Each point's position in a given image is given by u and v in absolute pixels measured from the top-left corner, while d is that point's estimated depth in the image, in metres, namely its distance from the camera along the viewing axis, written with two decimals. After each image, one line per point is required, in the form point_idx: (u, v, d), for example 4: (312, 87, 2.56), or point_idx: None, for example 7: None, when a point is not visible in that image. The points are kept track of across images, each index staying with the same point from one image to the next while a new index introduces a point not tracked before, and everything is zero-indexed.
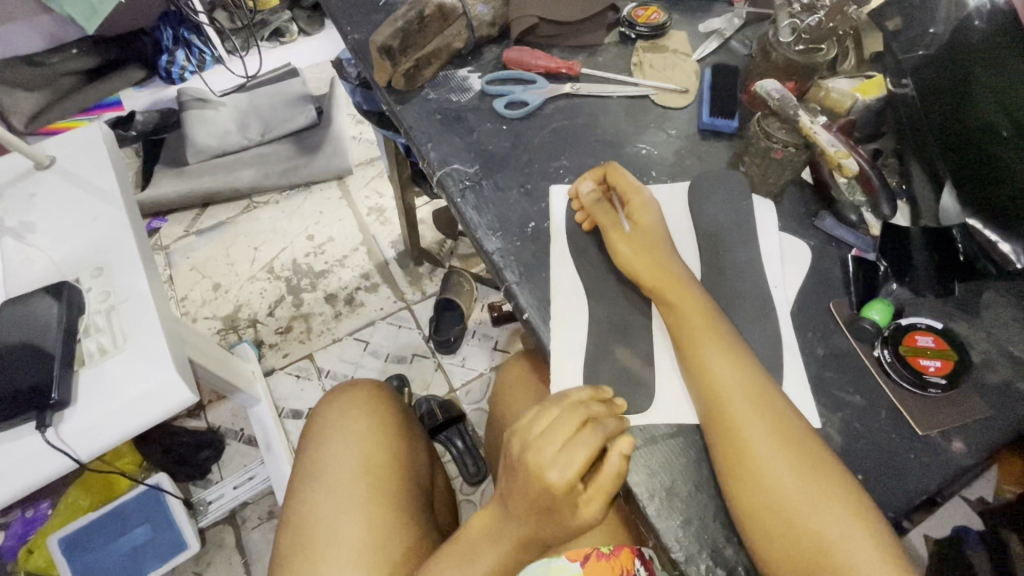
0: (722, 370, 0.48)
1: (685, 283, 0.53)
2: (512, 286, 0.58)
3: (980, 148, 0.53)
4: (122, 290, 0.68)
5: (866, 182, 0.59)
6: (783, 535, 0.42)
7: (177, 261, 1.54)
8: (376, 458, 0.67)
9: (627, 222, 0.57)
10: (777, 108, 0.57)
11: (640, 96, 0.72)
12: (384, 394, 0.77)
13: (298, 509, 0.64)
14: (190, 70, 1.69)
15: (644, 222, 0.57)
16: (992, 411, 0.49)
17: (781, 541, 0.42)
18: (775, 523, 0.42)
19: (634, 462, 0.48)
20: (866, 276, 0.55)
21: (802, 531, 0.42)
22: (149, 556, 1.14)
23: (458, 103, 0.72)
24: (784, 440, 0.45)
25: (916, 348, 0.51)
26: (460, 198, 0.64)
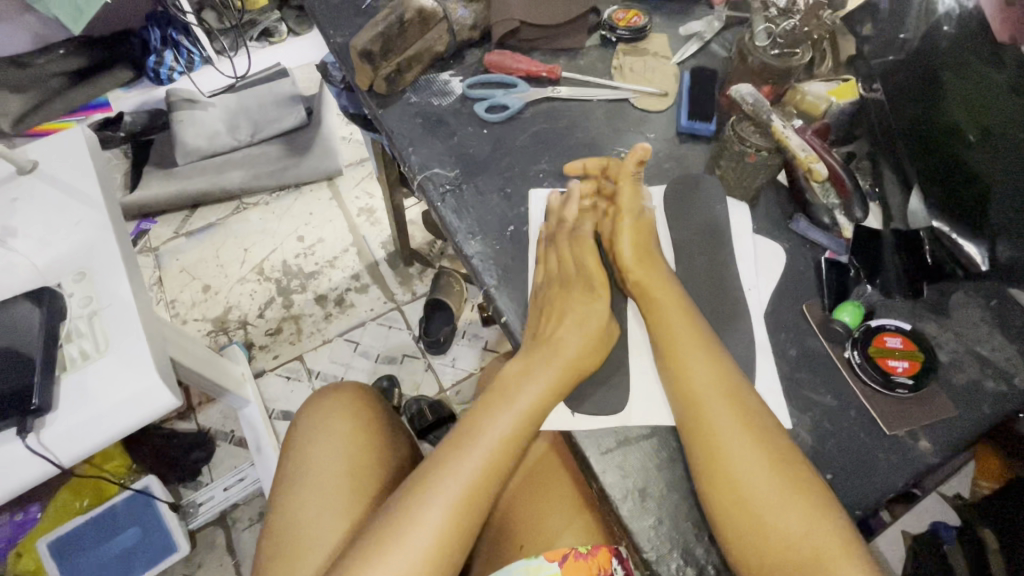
0: (699, 370, 0.49)
1: (669, 285, 0.54)
2: (490, 290, 0.59)
3: (946, 152, 0.54)
4: (104, 296, 0.68)
5: (839, 184, 0.59)
6: (752, 535, 0.43)
7: (167, 263, 1.54)
8: (359, 462, 0.68)
9: (649, 205, 0.60)
10: (751, 112, 0.58)
11: (621, 99, 0.72)
12: (370, 395, 0.77)
13: (281, 509, 0.65)
14: (179, 70, 1.67)
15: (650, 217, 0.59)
16: (959, 411, 0.50)
17: (750, 540, 0.43)
18: (745, 524, 0.43)
19: (608, 463, 0.48)
20: (838, 278, 0.56)
21: (770, 531, 0.42)
22: (139, 559, 1.14)
23: (439, 107, 0.72)
24: (757, 442, 0.46)
25: (884, 350, 0.51)
26: (440, 202, 0.64)
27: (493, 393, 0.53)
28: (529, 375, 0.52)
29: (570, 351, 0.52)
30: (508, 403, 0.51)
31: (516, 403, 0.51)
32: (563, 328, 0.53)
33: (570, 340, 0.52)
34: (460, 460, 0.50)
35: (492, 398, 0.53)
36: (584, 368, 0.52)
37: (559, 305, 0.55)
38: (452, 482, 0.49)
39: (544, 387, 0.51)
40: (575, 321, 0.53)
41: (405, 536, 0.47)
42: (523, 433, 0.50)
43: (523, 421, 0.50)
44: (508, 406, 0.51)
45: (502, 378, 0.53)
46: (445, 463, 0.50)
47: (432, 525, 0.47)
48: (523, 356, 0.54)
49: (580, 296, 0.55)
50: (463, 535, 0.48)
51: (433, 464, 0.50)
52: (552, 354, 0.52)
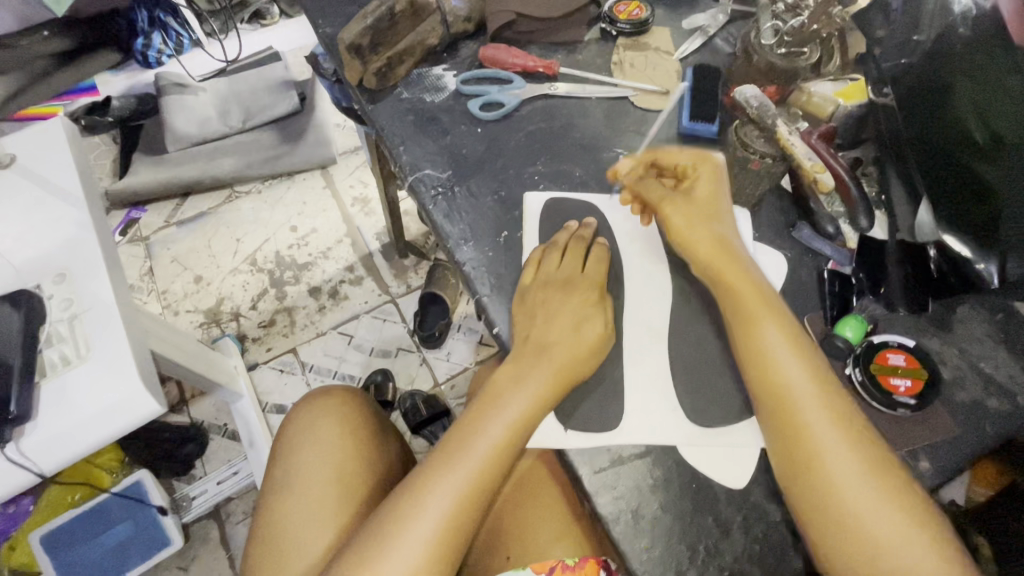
0: (783, 354, 0.47)
1: (754, 281, 0.51)
2: (483, 299, 0.57)
3: (956, 160, 0.52)
4: (85, 298, 0.66)
5: (844, 192, 0.57)
6: (839, 521, 0.43)
7: (158, 252, 1.51)
8: (347, 469, 0.67)
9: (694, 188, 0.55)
10: (755, 116, 0.55)
11: (620, 97, 0.70)
12: (358, 399, 0.76)
13: (278, 511, 0.64)
14: (168, 54, 1.64)
15: (701, 197, 0.55)
16: (960, 430, 0.49)
17: (837, 526, 0.43)
18: (834, 515, 0.43)
19: (601, 483, 0.47)
20: (841, 290, 0.54)
21: (860, 522, 0.42)
22: (131, 553, 1.15)
23: (432, 103, 0.69)
24: (838, 424, 0.45)
25: (886, 367, 0.50)
26: (431, 205, 0.62)
27: (480, 403, 0.52)
28: (517, 385, 0.50)
29: (561, 352, 0.51)
30: (496, 412, 0.50)
31: (503, 414, 0.49)
32: (554, 329, 0.52)
33: (558, 341, 0.51)
34: (447, 472, 0.48)
35: (479, 408, 0.51)
36: (575, 373, 0.50)
37: (552, 306, 0.53)
38: (439, 495, 0.47)
39: (533, 397, 0.49)
40: (567, 322, 0.52)
41: (392, 548, 0.46)
42: (509, 446, 0.49)
43: (511, 433, 0.49)
44: (495, 417, 0.50)
45: (490, 384, 0.52)
46: (432, 475, 0.49)
47: (419, 539, 0.46)
48: (510, 363, 0.52)
49: (575, 297, 0.54)
50: (451, 550, 0.47)
51: (418, 477, 0.49)
52: (541, 359, 0.51)
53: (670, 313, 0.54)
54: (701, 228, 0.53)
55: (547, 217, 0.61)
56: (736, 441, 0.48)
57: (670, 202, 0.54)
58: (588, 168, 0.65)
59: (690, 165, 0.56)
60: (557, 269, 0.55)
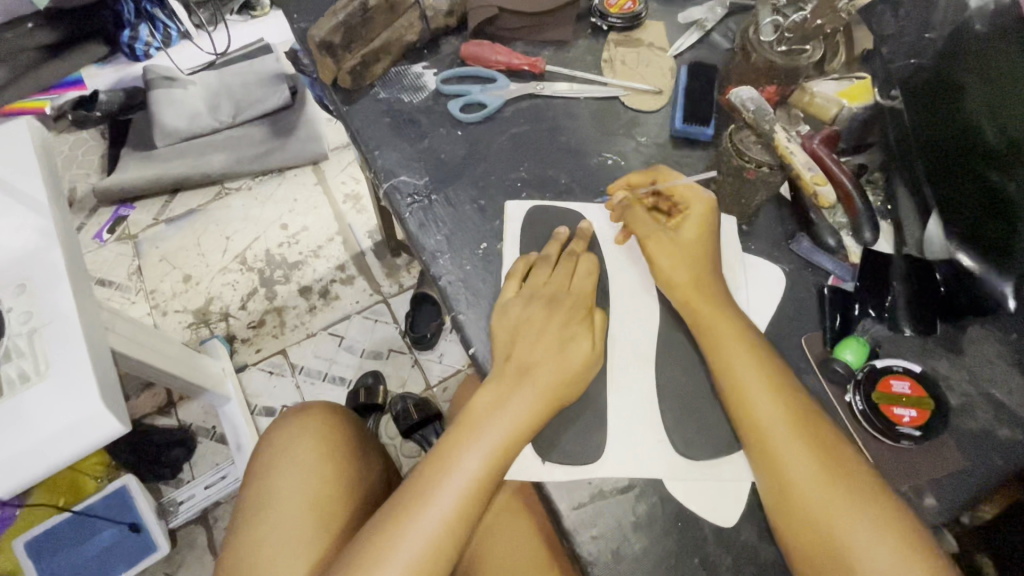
0: (757, 389, 0.44)
1: (725, 312, 0.48)
2: (460, 316, 0.54)
3: (970, 170, 0.46)
4: (46, 312, 0.63)
5: (847, 203, 0.53)
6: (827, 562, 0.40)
7: (147, 251, 1.47)
8: (326, 493, 0.64)
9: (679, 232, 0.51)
10: (751, 121, 0.51)
11: (610, 98, 0.66)
12: (337, 416, 0.72)
13: (244, 543, 0.61)
14: (156, 46, 1.59)
15: (689, 236, 0.51)
16: (969, 462, 0.45)
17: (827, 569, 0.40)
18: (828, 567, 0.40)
19: (581, 521, 0.44)
20: (842, 309, 0.51)
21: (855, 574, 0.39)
22: (118, 559, 1.12)
23: (410, 104, 0.65)
24: (819, 459, 0.42)
25: (889, 396, 0.46)
26: (407, 214, 0.58)
27: (458, 429, 0.47)
28: (495, 412, 0.46)
29: (545, 374, 0.47)
30: (474, 443, 0.45)
31: (483, 443, 0.45)
32: (539, 348, 0.48)
33: (544, 361, 0.47)
34: (421, 509, 0.44)
35: (456, 435, 0.47)
36: (559, 398, 0.46)
37: (536, 322, 0.49)
38: (414, 535, 0.43)
39: (514, 425, 0.45)
40: (552, 343, 0.48)
41: None
42: (488, 482, 0.44)
43: (489, 464, 0.44)
44: (474, 447, 0.45)
45: (467, 410, 0.47)
46: (403, 513, 0.44)
47: None
48: (491, 386, 0.48)
49: (558, 315, 0.49)
50: None
51: (387, 517, 0.45)
52: (524, 383, 0.47)
53: (658, 334, 0.51)
54: (680, 265, 0.50)
55: (529, 227, 0.57)
56: (725, 477, 0.45)
57: (655, 239, 0.51)
58: (574, 174, 0.61)
59: (682, 199, 0.52)
60: (542, 282, 0.51)
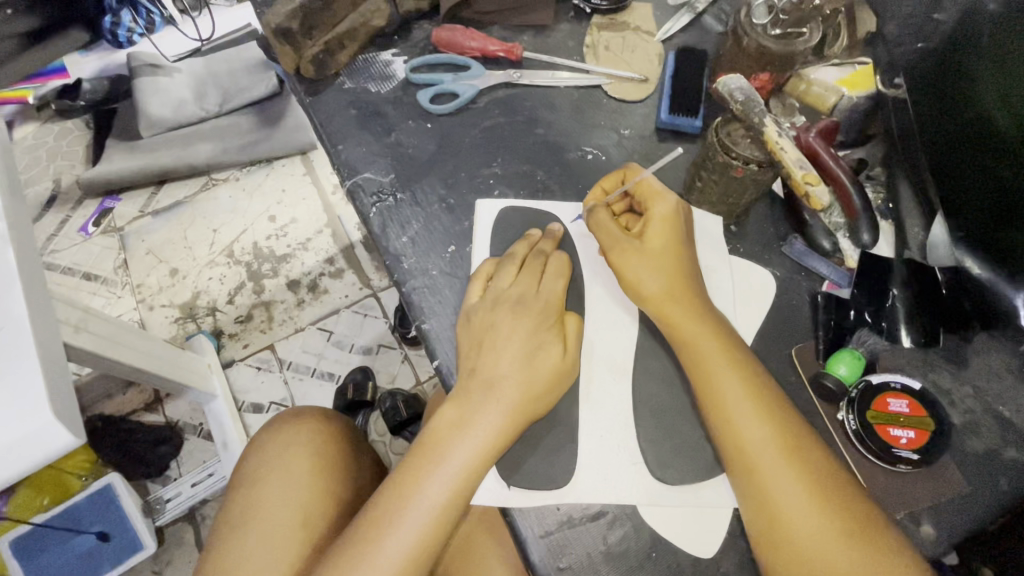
0: (743, 411, 0.40)
1: (707, 322, 0.44)
2: (424, 326, 0.50)
3: (979, 167, 0.42)
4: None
5: (845, 202, 0.49)
6: None
7: (132, 244, 1.34)
8: (315, 512, 0.56)
9: (643, 237, 0.47)
10: (740, 113, 0.46)
11: (591, 87, 0.61)
12: (335, 426, 0.64)
13: (218, 564, 0.54)
14: (139, 33, 1.38)
15: (656, 244, 0.47)
16: (972, 486, 0.42)
17: None
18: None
19: (550, 549, 0.41)
20: (837, 317, 0.47)
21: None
22: (104, 559, 1.00)
23: (377, 95, 0.61)
24: (812, 487, 0.38)
25: (886, 415, 0.42)
26: (372, 213, 0.54)
27: (422, 451, 0.43)
28: (461, 430, 0.42)
29: (511, 389, 0.43)
30: (439, 466, 0.41)
31: (444, 468, 0.41)
32: (503, 360, 0.44)
33: (509, 375, 0.43)
34: (378, 542, 0.40)
35: (417, 458, 0.43)
36: (526, 416, 0.42)
37: (504, 329, 0.45)
38: (371, 572, 0.39)
39: (479, 447, 0.41)
40: (520, 353, 0.44)
41: None
42: (452, 510, 0.41)
43: (453, 491, 0.41)
44: (438, 470, 0.41)
45: (430, 429, 0.43)
46: (359, 546, 0.40)
47: None
48: (454, 402, 0.44)
49: (528, 321, 0.45)
50: None
51: (346, 549, 0.40)
52: (491, 399, 0.43)
53: (634, 345, 0.47)
54: (650, 275, 0.45)
55: (500, 227, 0.53)
56: (705, 501, 0.42)
57: (622, 249, 0.46)
58: (551, 170, 0.57)
59: (648, 199, 0.48)
60: (508, 285, 0.47)
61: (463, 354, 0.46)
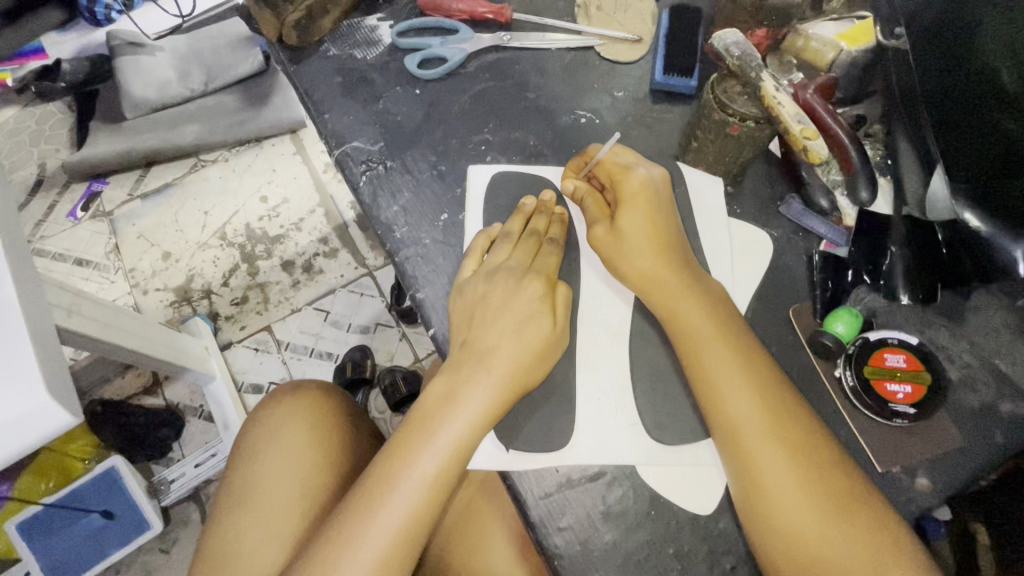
0: (732, 376, 0.40)
1: (697, 291, 0.44)
2: (418, 294, 0.50)
3: (980, 115, 0.41)
4: None
5: (843, 158, 0.48)
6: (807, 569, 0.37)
7: (122, 228, 1.31)
8: (315, 485, 0.57)
9: (620, 219, 0.46)
10: (736, 68, 0.45)
11: (585, 48, 0.59)
12: (333, 401, 0.64)
13: (217, 538, 0.55)
14: (117, 9, 1.35)
15: (629, 227, 0.45)
16: (968, 439, 0.42)
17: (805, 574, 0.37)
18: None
19: (549, 512, 0.41)
20: (834, 275, 0.46)
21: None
22: (110, 541, 1.01)
23: (364, 61, 0.59)
24: (798, 452, 0.39)
25: (883, 371, 0.42)
26: (361, 182, 0.53)
27: (414, 423, 0.43)
28: (454, 402, 0.42)
29: (504, 359, 0.42)
30: (431, 438, 0.41)
31: (437, 441, 0.41)
32: (495, 332, 0.44)
33: (503, 346, 0.43)
34: (373, 512, 0.40)
35: (410, 430, 0.42)
36: (517, 386, 0.42)
37: (497, 301, 0.45)
38: (366, 541, 0.39)
39: (471, 419, 0.41)
40: (514, 324, 0.44)
41: None
42: (446, 480, 0.41)
43: (446, 462, 0.40)
44: (431, 442, 0.41)
45: (422, 402, 0.43)
46: (353, 519, 0.40)
47: None
48: (447, 374, 0.43)
49: (520, 293, 0.45)
50: None
51: (340, 523, 0.40)
52: (483, 369, 0.42)
53: (631, 309, 0.47)
54: (635, 258, 0.45)
55: (493, 194, 0.52)
56: (701, 460, 0.42)
57: (592, 233, 0.47)
58: (544, 135, 0.55)
59: (616, 180, 0.47)
60: (504, 257, 0.47)
61: (455, 325, 0.45)
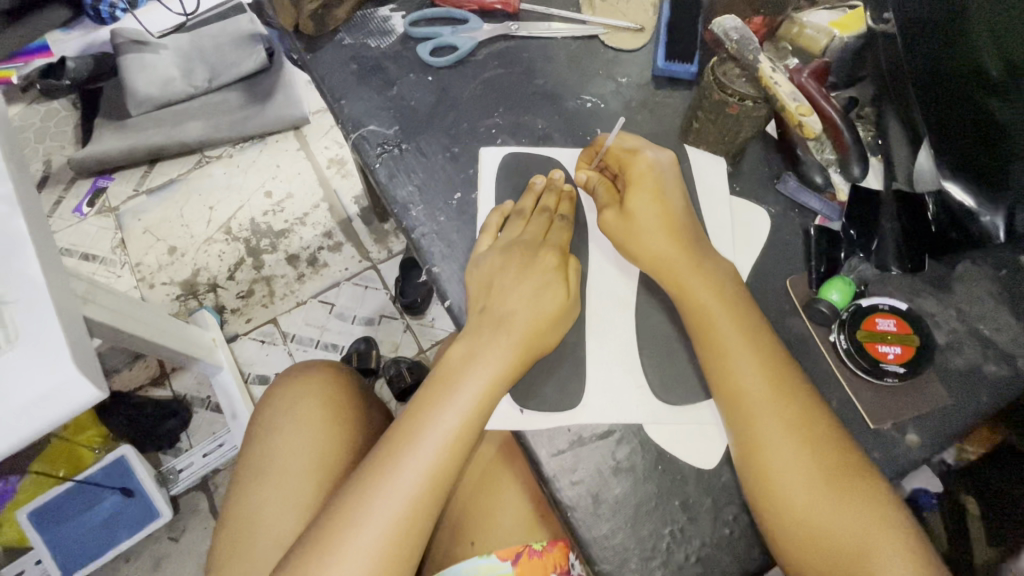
0: (732, 339, 0.43)
1: (700, 262, 0.47)
2: (434, 269, 0.52)
3: (964, 93, 0.44)
4: (13, 279, 0.50)
5: (837, 138, 0.50)
6: (800, 516, 0.39)
7: (129, 223, 1.33)
8: (332, 456, 0.59)
9: (632, 200, 0.48)
10: (735, 52, 0.48)
11: (590, 37, 0.62)
12: (347, 378, 0.66)
13: (240, 505, 0.57)
14: (121, 7, 1.37)
15: (639, 207, 0.48)
16: (953, 399, 0.45)
17: (798, 521, 0.39)
18: (801, 535, 0.39)
19: (560, 467, 0.43)
20: (829, 247, 0.49)
21: (826, 543, 0.39)
22: (120, 528, 1.02)
23: (378, 50, 0.62)
24: (791, 407, 0.42)
25: (875, 334, 0.45)
26: (377, 164, 0.56)
27: (435, 383, 0.45)
28: (473, 362, 0.44)
29: (520, 324, 0.45)
30: (452, 396, 0.44)
31: (458, 398, 0.43)
32: (511, 301, 0.46)
33: (517, 313, 0.45)
34: (398, 464, 0.42)
35: (431, 390, 0.45)
36: (532, 350, 0.45)
37: (514, 271, 0.47)
38: (391, 491, 0.41)
39: (489, 379, 0.44)
40: (528, 292, 0.46)
41: (335, 560, 0.40)
42: (467, 435, 0.43)
43: (467, 417, 0.43)
44: (452, 399, 0.44)
45: (443, 363, 0.46)
46: (378, 472, 0.42)
47: (369, 546, 0.40)
48: (466, 338, 0.46)
49: (534, 265, 0.47)
50: (408, 551, 0.41)
51: (366, 475, 0.43)
52: (500, 333, 0.45)
53: (635, 280, 0.49)
54: (646, 238, 0.47)
55: (505, 174, 0.55)
56: (704, 419, 0.45)
57: (603, 218, 0.49)
58: (551, 120, 0.58)
59: (624, 163, 0.50)
60: (518, 232, 0.49)
61: (472, 295, 0.47)
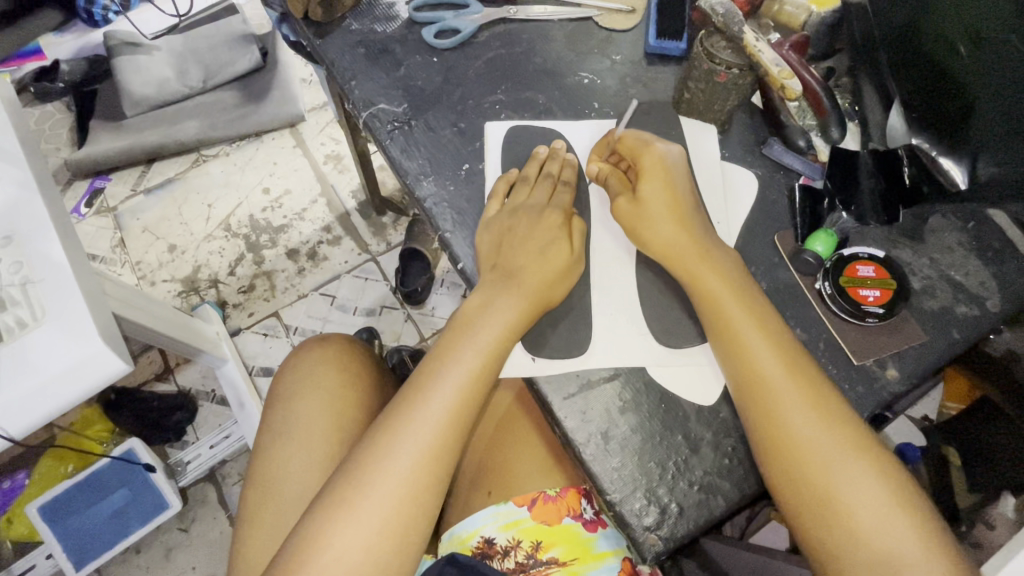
0: (719, 285, 0.47)
1: (693, 218, 0.51)
2: (446, 235, 0.55)
3: (932, 57, 0.49)
4: (37, 259, 0.52)
5: (816, 103, 0.56)
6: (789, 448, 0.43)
7: (127, 223, 1.34)
8: (349, 418, 0.62)
9: (642, 186, 0.51)
10: (721, 25, 0.51)
11: (584, 19, 0.66)
12: (362, 350, 0.70)
13: (265, 464, 0.60)
14: (114, 10, 1.40)
15: (649, 193, 0.50)
16: (928, 337, 0.49)
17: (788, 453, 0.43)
18: (808, 496, 0.42)
19: (569, 408, 0.47)
20: (812, 205, 0.53)
21: (829, 496, 0.42)
22: (131, 520, 1.01)
23: (384, 33, 0.65)
24: (778, 346, 0.46)
25: (856, 280, 0.49)
26: (388, 139, 0.59)
27: (453, 331, 0.49)
28: (488, 310, 0.48)
29: (530, 278, 0.48)
30: (469, 341, 0.47)
31: (475, 342, 0.47)
32: (520, 257, 0.49)
33: (527, 267, 0.49)
34: (422, 401, 0.46)
35: (450, 337, 0.49)
36: (541, 300, 0.48)
37: (523, 229, 0.51)
38: (417, 426, 0.45)
39: (502, 325, 0.47)
40: (536, 248, 0.50)
41: (367, 489, 0.44)
42: (484, 375, 0.47)
43: (483, 359, 0.47)
44: (470, 344, 0.47)
45: (461, 314, 0.49)
46: (405, 409, 0.46)
47: (398, 476, 0.44)
48: (480, 291, 0.49)
49: (542, 225, 0.51)
50: (432, 482, 0.45)
51: (393, 414, 0.46)
52: (512, 285, 0.48)
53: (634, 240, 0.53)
54: (656, 226, 0.50)
55: (510, 145, 0.59)
56: (702, 362, 0.49)
57: (616, 205, 0.52)
58: (552, 95, 0.62)
59: (636, 154, 0.53)
60: (524, 196, 0.53)
61: (485, 254, 0.51)
